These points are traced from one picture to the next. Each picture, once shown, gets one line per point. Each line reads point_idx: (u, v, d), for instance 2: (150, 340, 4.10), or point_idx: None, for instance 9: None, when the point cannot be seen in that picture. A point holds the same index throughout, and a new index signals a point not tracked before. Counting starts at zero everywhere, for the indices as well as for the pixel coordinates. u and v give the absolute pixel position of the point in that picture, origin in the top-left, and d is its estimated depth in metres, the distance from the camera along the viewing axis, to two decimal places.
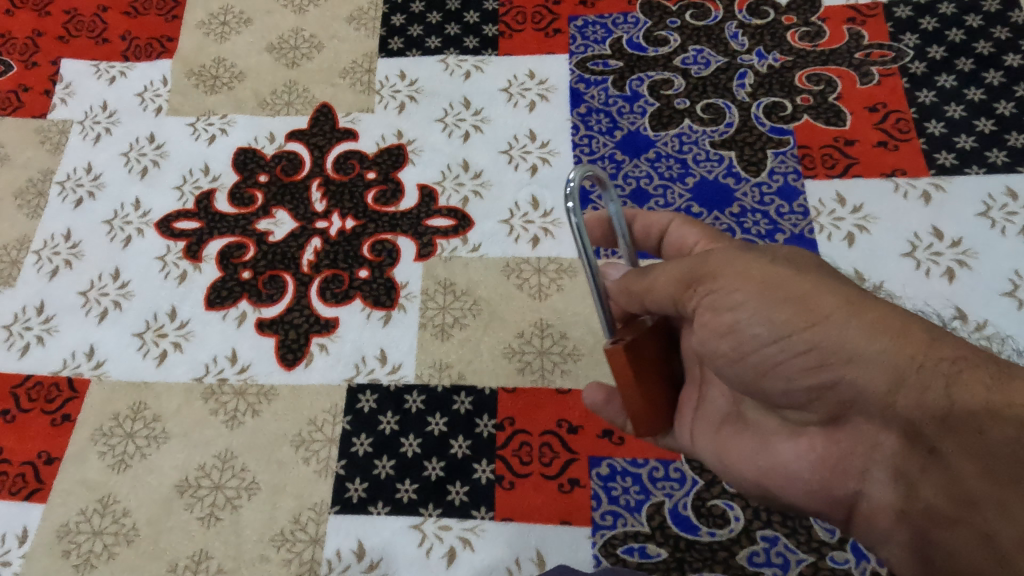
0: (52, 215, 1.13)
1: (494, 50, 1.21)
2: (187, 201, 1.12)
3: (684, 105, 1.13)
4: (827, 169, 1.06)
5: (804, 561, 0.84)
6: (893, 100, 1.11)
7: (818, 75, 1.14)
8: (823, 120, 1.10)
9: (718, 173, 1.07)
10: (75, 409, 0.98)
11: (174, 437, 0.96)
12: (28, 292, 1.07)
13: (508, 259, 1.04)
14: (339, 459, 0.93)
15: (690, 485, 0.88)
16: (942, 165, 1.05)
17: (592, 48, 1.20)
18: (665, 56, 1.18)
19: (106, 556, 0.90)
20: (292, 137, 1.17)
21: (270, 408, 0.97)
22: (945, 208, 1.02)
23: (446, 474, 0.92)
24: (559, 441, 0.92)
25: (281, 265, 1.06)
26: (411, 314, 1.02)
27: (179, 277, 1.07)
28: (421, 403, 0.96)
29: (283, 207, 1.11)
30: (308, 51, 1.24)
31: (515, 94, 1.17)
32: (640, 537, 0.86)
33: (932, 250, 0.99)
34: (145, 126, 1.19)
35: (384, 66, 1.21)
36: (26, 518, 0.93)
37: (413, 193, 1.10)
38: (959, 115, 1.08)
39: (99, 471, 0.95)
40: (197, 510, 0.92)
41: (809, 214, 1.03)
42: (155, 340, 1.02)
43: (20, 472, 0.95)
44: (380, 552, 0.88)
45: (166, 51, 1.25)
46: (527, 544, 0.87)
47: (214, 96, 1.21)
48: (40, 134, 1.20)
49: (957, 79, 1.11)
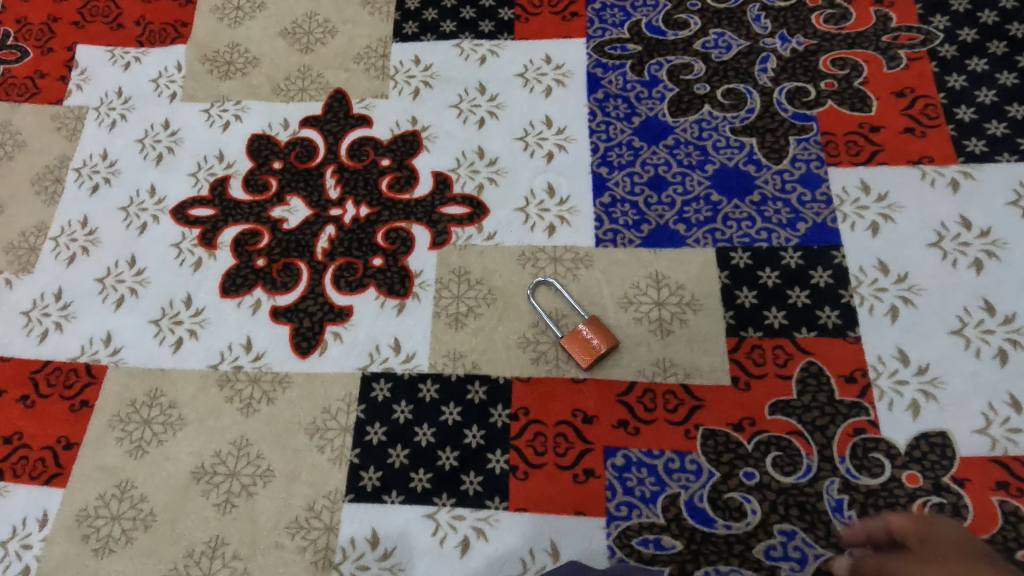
0: (69, 201, 1.13)
1: (510, 34, 1.19)
2: (202, 188, 1.12)
3: (704, 90, 1.11)
4: (852, 157, 1.03)
5: (822, 556, 0.83)
6: (921, 85, 1.07)
7: (843, 59, 1.11)
8: (848, 105, 1.07)
9: (739, 161, 1.05)
10: (92, 395, 0.99)
11: (190, 424, 0.97)
12: (46, 278, 1.08)
13: (523, 247, 1.03)
14: (353, 448, 0.93)
15: (706, 477, 0.88)
16: (972, 152, 1.01)
17: (610, 32, 1.17)
18: (685, 39, 1.15)
19: (124, 541, 0.91)
20: (305, 123, 1.16)
21: (284, 396, 0.97)
22: (975, 197, 0.99)
23: (460, 463, 0.91)
24: (574, 431, 0.91)
25: (296, 252, 1.06)
26: (425, 303, 1.01)
27: (194, 264, 1.07)
28: (434, 392, 0.95)
29: (298, 194, 1.10)
30: (321, 36, 1.23)
31: (531, 79, 1.15)
32: (655, 529, 0.86)
33: (960, 240, 0.96)
34: (159, 112, 1.19)
35: (399, 51, 1.20)
36: (46, 502, 0.94)
37: (428, 180, 1.09)
38: (990, 100, 1.05)
39: (117, 457, 0.95)
40: (213, 497, 0.92)
41: (832, 203, 1.00)
42: (171, 327, 1.03)
43: (40, 456, 0.96)
44: (394, 541, 0.88)
45: (180, 37, 1.25)
46: (542, 534, 0.87)
47: (227, 82, 1.20)
48: (56, 121, 1.20)
49: (989, 62, 1.07)
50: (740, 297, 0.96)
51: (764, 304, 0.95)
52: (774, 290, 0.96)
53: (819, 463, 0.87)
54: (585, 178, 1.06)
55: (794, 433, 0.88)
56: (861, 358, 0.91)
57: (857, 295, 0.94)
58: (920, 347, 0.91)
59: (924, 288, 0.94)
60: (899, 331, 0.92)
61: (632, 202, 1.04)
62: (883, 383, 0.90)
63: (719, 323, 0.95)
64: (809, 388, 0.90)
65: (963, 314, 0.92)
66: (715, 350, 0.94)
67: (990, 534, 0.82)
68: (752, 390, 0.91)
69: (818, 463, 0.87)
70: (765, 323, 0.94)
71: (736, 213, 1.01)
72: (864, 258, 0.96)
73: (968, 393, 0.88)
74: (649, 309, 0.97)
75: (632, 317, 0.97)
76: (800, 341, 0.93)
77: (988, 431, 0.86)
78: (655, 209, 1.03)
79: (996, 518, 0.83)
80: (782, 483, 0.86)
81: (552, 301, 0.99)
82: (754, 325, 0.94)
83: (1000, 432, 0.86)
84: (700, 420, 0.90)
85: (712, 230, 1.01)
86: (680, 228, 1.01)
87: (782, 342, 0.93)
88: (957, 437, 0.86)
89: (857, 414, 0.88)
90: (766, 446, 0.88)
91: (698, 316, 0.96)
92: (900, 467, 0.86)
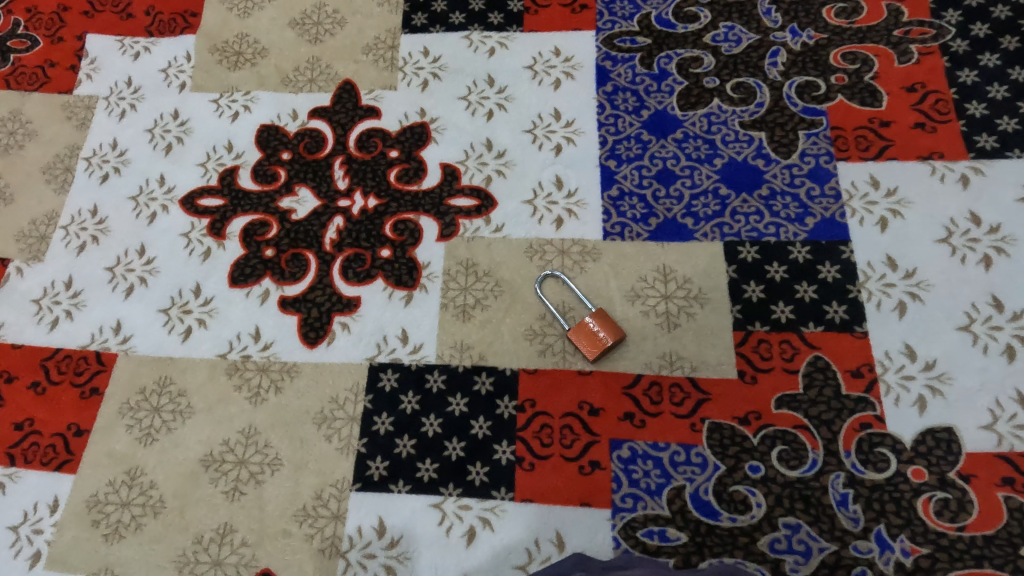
0: (79, 190, 1.14)
1: (519, 26, 1.18)
2: (211, 178, 1.13)
3: (714, 83, 1.11)
4: (861, 152, 1.03)
5: (827, 549, 0.83)
6: (932, 80, 1.07)
7: (854, 53, 1.10)
8: (858, 100, 1.07)
9: (748, 155, 1.05)
10: (103, 382, 1.00)
11: (198, 412, 0.97)
12: (56, 267, 1.09)
13: (531, 240, 1.03)
14: (360, 438, 0.94)
15: (711, 470, 0.88)
16: (982, 148, 1.01)
17: (619, 25, 1.17)
18: (695, 33, 1.15)
19: (134, 527, 0.92)
20: (314, 115, 1.16)
21: (293, 385, 0.98)
22: (985, 193, 0.98)
23: (467, 454, 0.92)
24: (580, 422, 0.92)
25: (304, 243, 1.06)
26: (433, 295, 1.01)
27: (203, 254, 1.07)
28: (441, 382, 0.96)
29: (306, 184, 1.11)
30: (331, 27, 1.23)
31: (540, 72, 1.15)
32: (660, 520, 0.86)
33: (969, 236, 0.96)
34: (169, 102, 1.19)
35: (407, 42, 1.20)
36: (57, 488, 0.95)
37: (436, 172, 1.09)
38: (1002, 96, 1.04)
39: (127, 444, 0.96)
40: (222, 484, 0.93)
41: (841, 198, 1.00)
42: (180, 316, 1.03)
43: (51, 443, 0.97)
44: (400, 530, 0.89)
45: (190, 27, 1.25)
46: (547, 525, 0.87)
47: (237, 72, 1.21)
48: (66, 110, 1.20)
49: (1001, 58, 1.07)
50: (747, 291, 0.96)
51: (771, 299, 0.95)
52: (782, 285, 0.96)
53: (825, 457, 0.87)
54: (593, 171, 1.06)
55: (799, 427, 0.89)
56: (868, 354, 0.91)
57: (865, 291, 0.94)
58: (928, 343, 0.91)
59: (932, 283, 0.94)
60: (906, 326, 0.92)
61: (640, 195, 1.04)
62: (890, 378, 0.90)
63: (726, 316, 0.95)
64: (815, 382, 0.91)
65: (971, 310, 0.92)
66: (722, 344, 0.94)
67: (995, 529, 0.82)
68: (759, 384, 0.91)
69: (824, 457, 0.87)
70: (772, 317, 0.95)
71: (745, 207, 1.01)
72: (872, 254, 0.96)
73: (975, 389, 0.88)
74: (656, 302, 0.97)
75: (640, 310, 0.97)
76: (807, 336, 0.93)
77: (994, 427, 0.86)
78: (662, 202, 1.03)
79: (1002, 514, 0.83)
80: (787, 476, 0.87)
81: (561, 291, 0.99)
82: (761, 319, 0.95)
83: (1007, 429, 0.86)
84: (707, 413, 0.91)
85: (720, 223, 1.01)
86: (688, 222, 1.01)
87: (788, 337, 0.93)
88: (963, 433, 0.86)
89: (864, 408, 0.89)
90: (772, 440, 0.88)
91: (705, 310, 0.96)
92: (905, 462, 0.86)
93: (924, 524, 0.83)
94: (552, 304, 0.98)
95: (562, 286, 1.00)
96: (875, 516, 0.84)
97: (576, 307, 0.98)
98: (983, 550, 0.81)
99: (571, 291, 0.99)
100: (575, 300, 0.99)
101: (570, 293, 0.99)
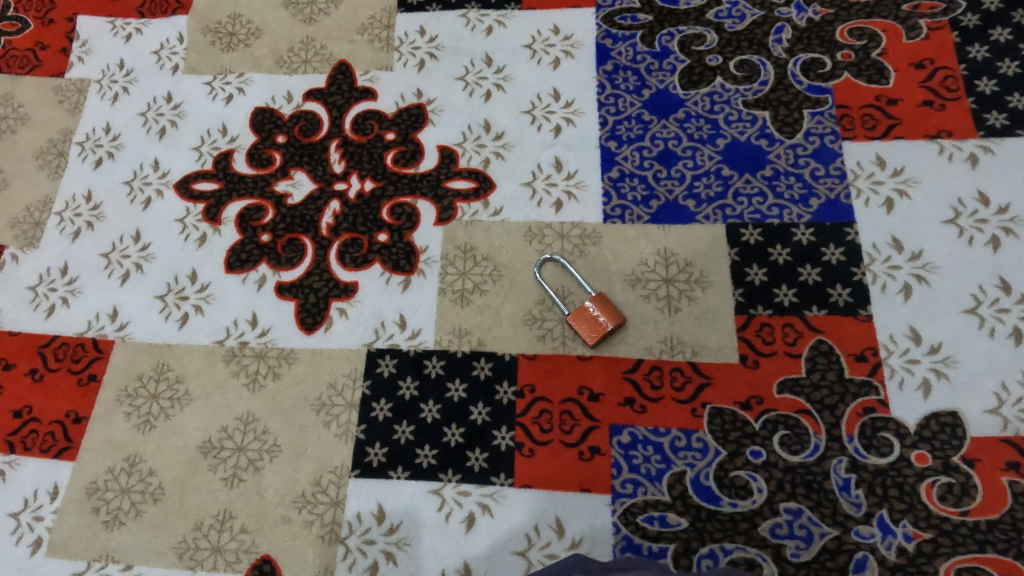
0: (73, 175, 1.13)
1: (518, 4, 1.16)
2: (206, 162, 1.11)
3: (717, 61, 1.08)
4: (868, 131, 1.00)
5: (829, 534, 0.82)
6: (941, 56, 1.04)
7: (861, 29, 1.07)
8: (865, 77, 1.04)
9: (751, 135, 1.03)
10: (100, 369, 1.00)
11: (196, 399, 0.97)
12: (51, 253, 1.08)
13: (530, 223, 1.01)
14: (359, 424, 0.93)
15: (712, 455, 0.87)
16: (992, 126, 0.98)
17: (620, 2, 1.14)
18: (697, 9, 1.12)
19: (133, 513, 0.92)
20: (309, 97, 1.14)
21: (290, 371, 0.97)
22: (994, 172, 0.96)
23: (466, 440, 0.91)
24: (579, 408, 0.91)
25: (300, 228, 1.05)
26: (431, 280, 1.00)
27: (198, 240, 1.06)
28: (440, 367, 0.95)
29: (302, 168, 1.09)
30: (325, 6, 1.20)
31: (539, 51, 1.12)
32: (660, 506, 0.86)
33: (977, 217, 0.94)
34: (162, 85, 1.17)
35: (403, 21, 1.17)
36: (57, 475, 0.95)
37: (433, 155, 1.08)
38: (1013, 72, 1.01)
39: (125, 432, 0.96)
40: (221, 471, 0.93)
41: (846, 178, 0.98)
42: (177, 302, 1.02)
43: (50, 430, 0.97)
44: (400, 517, 0.89)
45: (181, 7, 1.22)
46: (547, 511, 0.87)
47: (230, 53, 1.18)
48: (58, 94, 1.19)
49: (1013, 32, 1.04)
50: (749, 274, 0.95)
51: (774, 282, 0.94)
52: (785, 268, 0.94)
53: (827, 442, 0.86)
54: (594, 152, 1.04)
55: (801, 412, 0.88)
56: (872, 338, 0.90)
57: (870, 273, 0.93)
58: (933, 326, 0.89)
59: (939, 265, 0.92)
60: (911, 309, 0.90)
61: (641, 176, 1.02)
62: (894, 362, 0.88)
63: (727, 300, 0.94)
64: (818, 366, 0.89)
65: (978, 293, 0.90)
66: (723, 328, 0.93)
67: (999, 514, 0.81)
68: (760, 368, 0.90)
69: (827, 442, 0.86)
70: (775, 300, 0.93)
71: (748, 188, 0.99)
72: (878, 235, 0.94)
73: (981, 372, 0.87)
74: (657, 286, 0.96)
75: (640, 295, 0.96)
76: (810, 319, 0.92)
77: (1000, 411, 0.85)
78: (663, 184, 1.01)
79: (1006, 498, 0.82)
80: (789, 461, 0.86)
81: (560, 274, 0.98)
82: (763, 302, 0.93)
83: (1013, 412, 0.85)
84: (708, 398, 0.90)
85: (723, 205, 0.99)
86: (690, 204, 1.00)
87: (791, 320, 0.92)
88: (968, 417, 0.85)
89: (867, 393, 0.87)
90: (773, 425, 0.88)
91: (706, 294, 0.95)
92: (908, 446, 0.85)
93: (927, 509, 0.82)
94: (548, 287, 0.97)
95: (561, 271, 0.99)
96: (877, 501, 0.83)
97: (576, 292, 0.97)
98: (986, 535, 0.81)
99: (571, 274, 0.98)
100: (576, 284, 0.98)
101: (570, 275, 0.97)
